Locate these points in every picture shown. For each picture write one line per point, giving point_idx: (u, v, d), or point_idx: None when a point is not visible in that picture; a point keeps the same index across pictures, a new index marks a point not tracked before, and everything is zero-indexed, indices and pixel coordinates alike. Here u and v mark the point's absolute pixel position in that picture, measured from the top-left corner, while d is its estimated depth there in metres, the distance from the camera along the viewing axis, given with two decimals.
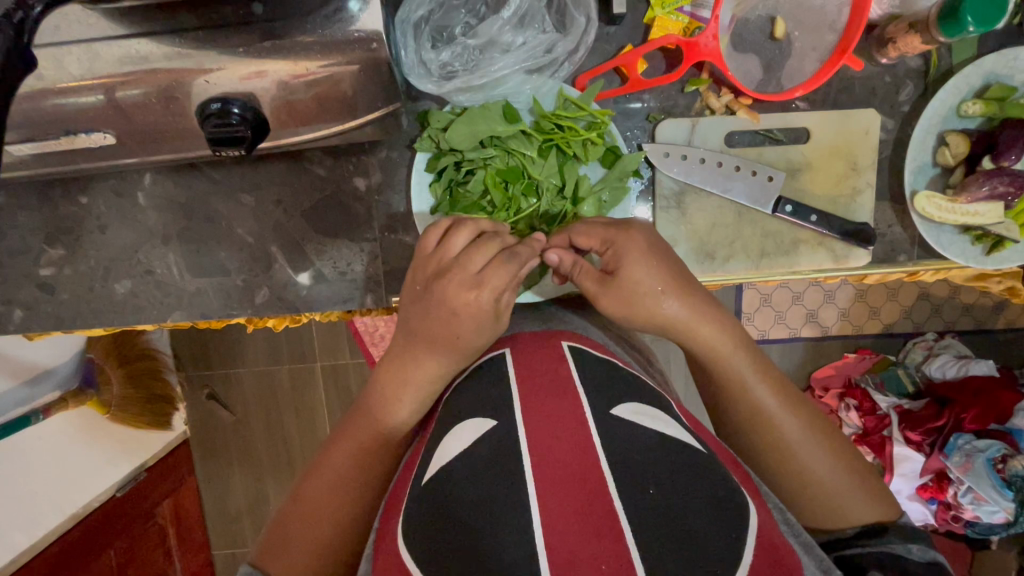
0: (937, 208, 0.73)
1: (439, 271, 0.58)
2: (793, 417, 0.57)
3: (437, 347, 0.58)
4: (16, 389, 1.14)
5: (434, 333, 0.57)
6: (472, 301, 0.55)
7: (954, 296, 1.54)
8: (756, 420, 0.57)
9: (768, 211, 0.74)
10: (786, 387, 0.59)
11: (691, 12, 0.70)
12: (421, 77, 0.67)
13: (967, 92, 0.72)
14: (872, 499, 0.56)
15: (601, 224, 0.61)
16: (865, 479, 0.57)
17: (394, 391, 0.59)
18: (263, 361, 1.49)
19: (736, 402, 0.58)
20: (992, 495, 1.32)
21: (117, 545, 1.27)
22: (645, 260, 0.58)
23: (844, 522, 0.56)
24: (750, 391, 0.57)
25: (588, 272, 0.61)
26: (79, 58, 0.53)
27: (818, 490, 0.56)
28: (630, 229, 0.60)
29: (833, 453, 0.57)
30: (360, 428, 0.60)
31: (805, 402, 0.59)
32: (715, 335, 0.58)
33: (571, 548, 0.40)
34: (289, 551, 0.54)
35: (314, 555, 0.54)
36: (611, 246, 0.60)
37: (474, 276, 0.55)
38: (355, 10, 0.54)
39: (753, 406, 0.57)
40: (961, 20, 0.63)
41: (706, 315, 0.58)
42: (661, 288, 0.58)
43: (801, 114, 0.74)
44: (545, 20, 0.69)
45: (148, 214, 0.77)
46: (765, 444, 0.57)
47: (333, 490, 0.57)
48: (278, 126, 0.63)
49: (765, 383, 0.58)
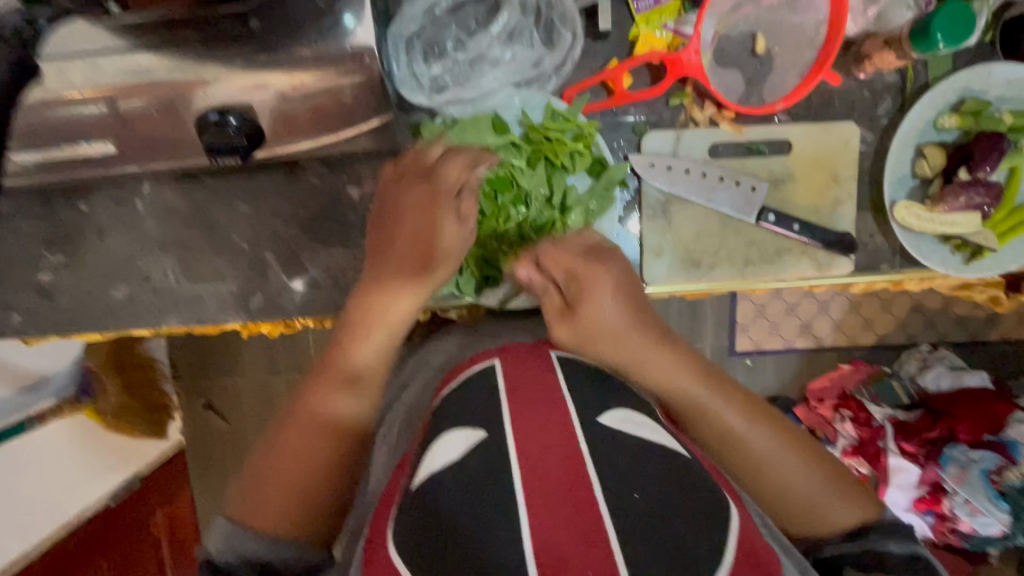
0: (917, 217, 0.75)
1: (398, 177, 0.66)
2: (763, 435, 0.59)
3: (409, 270, 0.63)
4: (14, 396, 1.16)
5: (405, 253, 0.63)
6: (433, 195, 0.63)
7: (946, 308, 1.56)
8: (744, 450, 0.59)
9: (752, 221, 0.76)
10: (757, 407, 0.61)
11: (674, 29, 0.73)
12: (412, 90, 0.70)
13: (943, 106, 0.75)
14: (853, 503, 0.60)
15: (572, 252, 0.64)
16: (842, 484, 0.60)
17: (365, 324, 0.63)
18: (260, 372, 1.50)
19: (704, 429, 0.61)
20: (987, 507, 1.34)
21: (110, 556, 1.25)
22: (605, 296, 0.61)
23: (828, 527, 0.59)
24: (718, 417, 0.59)
25: (552, 302, 0.64)
26: (82, 70, 0.55)
27: (799, 501, 0.59)
28: (598, 266, 0.63)
29: (807, 463, 0.59)
30: (320, 377, 0.63)
31: (775, 415, 0.61)
32: (670, 367, 0.60)
33: (559, 554, 0.42)
34: (261, 511, 0.57)
35: (292, 518, 0.57)
36: (576, 270, 0.63)
37: (433, 167, 0.65)
38: (350, 26, 0.56)
39: (725, 431, 0.59)
40: (933, 37, 0.65)
41: (659, 346, 0.61)
42: (620, 330, 0.61)
43: (783, 126, 0.76)
44: (534, 36, 0.71)
45: (147, 221, 0.79)
46: (747, 473, 0.60)
47: (302, 445, 0.59)
48: (275, 136, 0.65)
49: (731, 406, 0.60)
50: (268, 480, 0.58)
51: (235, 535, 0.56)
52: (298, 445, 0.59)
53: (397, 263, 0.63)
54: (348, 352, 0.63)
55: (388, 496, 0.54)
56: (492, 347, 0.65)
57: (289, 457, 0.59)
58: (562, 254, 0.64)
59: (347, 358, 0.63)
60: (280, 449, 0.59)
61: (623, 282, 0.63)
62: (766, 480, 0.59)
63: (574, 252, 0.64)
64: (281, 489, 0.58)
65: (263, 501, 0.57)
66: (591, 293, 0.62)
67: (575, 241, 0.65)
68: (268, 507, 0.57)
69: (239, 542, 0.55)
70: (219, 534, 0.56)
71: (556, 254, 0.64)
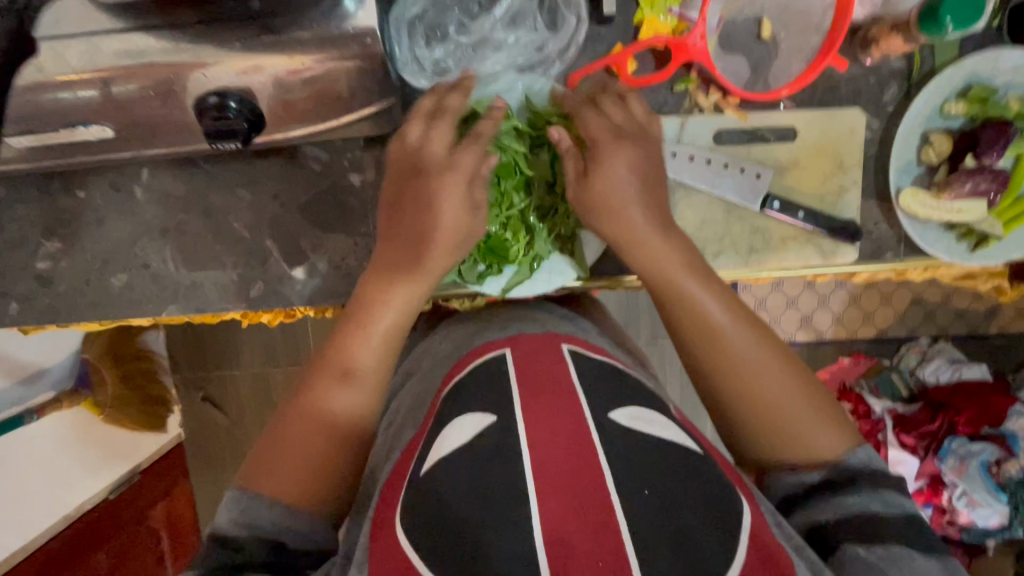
0: (923, 204, 0.74)
1: (406, 167, 0.64)
2: (742, 333, 0.59)
3: (415, 261, 0.63)
4: (11, 388, 1.15)
5: (411, 239, 0.64)
6: (451, 187, 0.62)
7: (946, 301, 1.56)
8: (722, 348, 0.59)
9: (757, 208, 0.76)
10: (746, 315, 0.61)
11: (679, 14, 0.72)
12: (415, 74, 0.70)
13: (950, 92, 0.74)
14: (835, 431, 0.57)
15: (607, 122, 0.65)
16: (823, 406, 0.58)
17: (372, 317, 0.63)
18: (259, 363, 1.50)
19: (688, 322, 0.61)
20: (985, 498, 1.36)
21: (108, 548, 1.25)
22: (621, 166, 0.63)
23: (807, 453, 0.56)
24: (699, 307, 0.60)
25: (573, 162, 0.65)
26: (79, 51, 0.54)
27: (773, 411, 0.57)
28: (621, 140, 0.64)
29: (787, 372, 0.58)
30: (318, 379, 0.62)
31: (765, 327, 0.61)
32: (661, 249, 0.62)
33: (571, 546, 0.42)
34: (268, 480, 0.57)
35: (300, 481, 0.57)
36: (598, 139, 0.64)
37: (447, 159, 0.63)
38: (351, 9, 0.55)
39: (704, 324, 0.60)
40: (941, 20, 0.64)
41: (657, 228, 0.63)
42: (629, 197, 0.63)
43: (789, 113, 0.76)
44: (538, 19, 0.70)
45: (146, 208, 0.78)
46: (724, 373, 0.59)
47: (301, 435, 0.59)
48: (275, 121, 0.64)
49: (715, 300, 0.61)
50: (278, 458, 0.58)
51: (246, 496, 0.55)
52: (303, 424, 0.59)
53: (404, 249, 0.64)
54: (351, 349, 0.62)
55: (389, 490, 0.52)
56: (502, 338, 0.64)
57: (296, 438, 0.59)
58: (594, 120, 0.65)
59: (348, 358, 0.62)
60: (288, 434, 0.59)
61: (639, 165, 0.64)
62: (743, 380, 0.58)
63: (608, 124, 0.65)
64: (291, 465, 0.57)
65: (276, 474, 0.57)
66: (607, 157, 0.63)
67: (614, 112, 0.66)
68: (280, 476, 0.57)
69: (246, 509, 0.54)
70: (229, 498, 0.56)
71: (592, 116, 0.65)
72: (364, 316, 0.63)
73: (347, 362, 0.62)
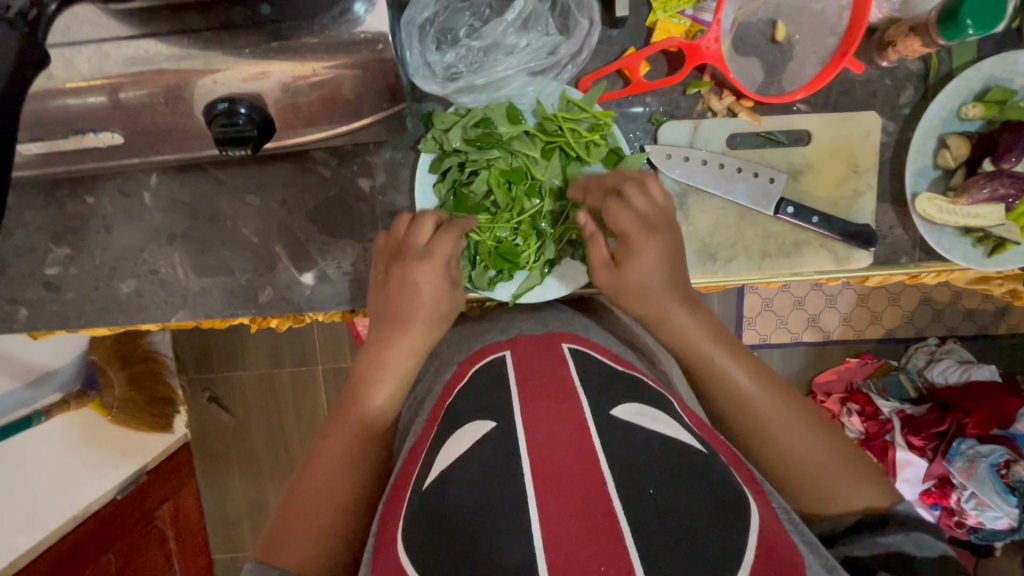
0: (939, 209, 0.73)
1: (393, 254, 0.66)
2: (771, 400, 0.59)
3: (409, 333, 0.64)
4: (18, 391, 1.14)
5: (398, 309, 0.64)
6: (430, 274, 0.64)
7: (956, 301, 1.55)
8: (747, 410, 0.60)
9: (770, 213, 0.75)
10: (767, 374, 0.62)
11: (693, 16, 0.71)
12: (425, 78, 0.68)
13: (968, 95, 0.73)
14: (867, 485, 0.57)
15: (635, 212, 0.63)
16: (855, 464, 0.58)
17: (375, 378, 0.63)
18: (265, 366, 1.49)
19: (718, 389, 0.62)
20: (996, 501, 1.31)
21: (116, 549, 1.26)
22: (649, 260, 0.62)
23: (841, 507, 0.56)
24: (728, 375, 0.61)
25: (600, 248, 0.65)
26: (88, 58, 0.54)
27: (806, 473, 0.57)
28: (654, 234, 0.62)
29: (818, 436, 0.58)
30: (332, 442, 0.61)
31: (785, 386, 0.61)
32: (689, 324, 0.62)
33: (569, 549, 0.40)
34: (286, 550, 0.54)
35: (321, 551, 0.55)
36: (630, 236, 0.62)
37: (424, 249, 0.65)
38: (361, 13, 0.54)
39: (734, 391, 0.60)
40: (961, 24, 0.63)
41: (684, 302, 0.63)
42: (655, 284, 0.62)
43: (802, 116, 0.75)
44: (550, 23, 0.70)
45: (154, 213, 0.77)
46: (752, 432, 0.60)
47: (316, 498, 0.57)
48: (284, 126, 0.63)
49: (744, 370, 0.61)
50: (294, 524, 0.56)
51: (264, 574, 0.52)
52: (319, 493, 0.58)
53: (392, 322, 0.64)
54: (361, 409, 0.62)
55: (395, 494, 0.52)
56: (502, 340, 0.64)
57: (311, 498, 0.57)
58: (624, 212, 0.63)
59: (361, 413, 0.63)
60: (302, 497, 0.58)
61: (669, 257, 0.63)
62: (772, 440, 0.58)
63: (638, 214, 0.63)
64: (310, 535, 0.55)
65: (293, 542, 0.55)
66: (641, 250, 0.62)
67: (641, 201, 0.63)
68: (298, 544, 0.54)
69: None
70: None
71: (618, 210, 0.63)
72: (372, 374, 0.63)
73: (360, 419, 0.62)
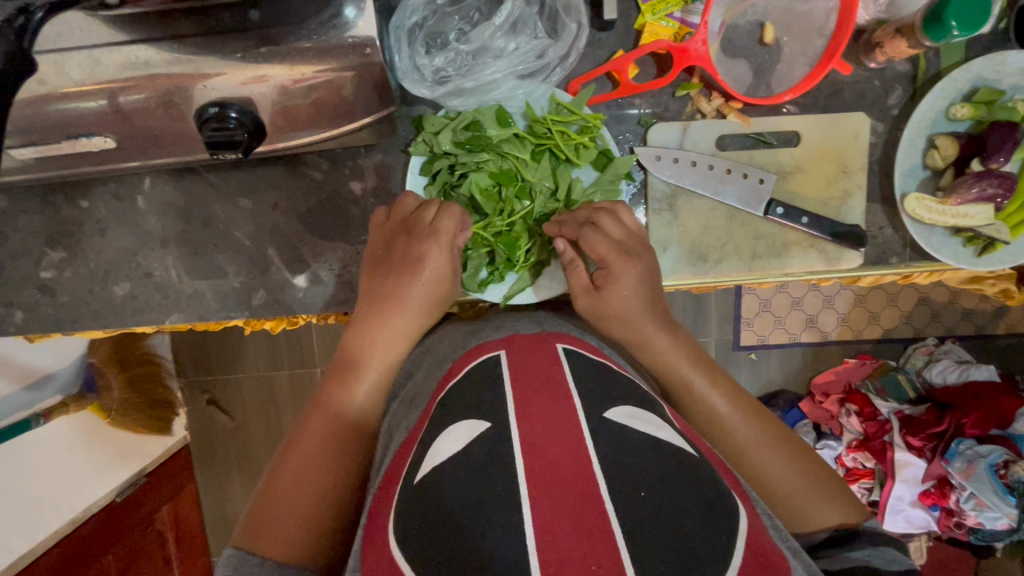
0: (928, 209, 0.73)
1: (396, 230, 0.68)
2: (747, 424, 0.60)
3: (397, 314, 0.65)
4: (17, 393, 1.15)
5: (387, 293, 0.65)
6: (434, 251, 0.65)
7: (953, 301, 1.54)
8: (724, 432, 0.60)
9: (760, 214, 0.75)
10: (743, 396, 0.62)
11: (681, 18, 0.72)
12: (415, 82, 0.68)
13: (956, 95, 0.74)
14: (839, 503, 0.58)
15: (611, 241, 0.65)
16: (827, 483, 0.59)
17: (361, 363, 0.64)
18: (263, 368, 1.50)
19: (695, 413, 0.62)
20: (993, 501, 1.29)
21: (116, 551, 1.27)
22: (626, 289, 0.64)
23: (815, 526, 0.57)
24: (703, 398, 0.61)
25: (580, 273, 0.66)
26: (80, 64, 0.54)
27: (781, 493, 0.58)
28: (632, 260, 0.65)
29: (792, 457, 0.59)
30: (323, 419, 0.61)
31: (761, 407, 0.62)
32: (667, 348, 0.63)
33: (561, 547, 0.40)
34: (267, 536, 0.54)
35: (303, 541, 0.54)
36: (607, 260, 0.64)
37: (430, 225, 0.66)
38: (351, 17, 0.55)
39: (711, 415, 0.61)
40: (945, 24, 0.64)
41: (662, 326, 0.64)
42: (632, 309, 0.64)
43: (792, 118, 0.75)
44: (537, 26, 0.70)
45: (148, 217, 0.78)
46: (730, 452, 0.60)
47: (298, 484, 0.57)
48: (275, 131, 0.64)
49: (720, 394, 0.61)
50: (276, 509, 0.55)
51: (242, 562, 0.52)
52: (303, 479, 0.57)
53: (382, 304, 0.65)
54: (347, 394, 0.63)
55: (385, 489, 0.52)
56: (498, 339, 0.64)
57: (296, 483, 0.57)
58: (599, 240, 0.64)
59: (346, 399, 0.63)
60: (286, 481, 0.57)
61: (648, 279, 0.65)
62: (750, 460, 0.59)
63: (615, 242, 0.65)
64: (291, 519, 0.55)
65: (274, 528, 0.54)
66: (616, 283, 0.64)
67: (615, 229, 0.66)
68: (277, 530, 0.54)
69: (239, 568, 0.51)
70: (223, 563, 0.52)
71: (595, 239, 0.64)
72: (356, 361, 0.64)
73: (343, 405, 0.62)
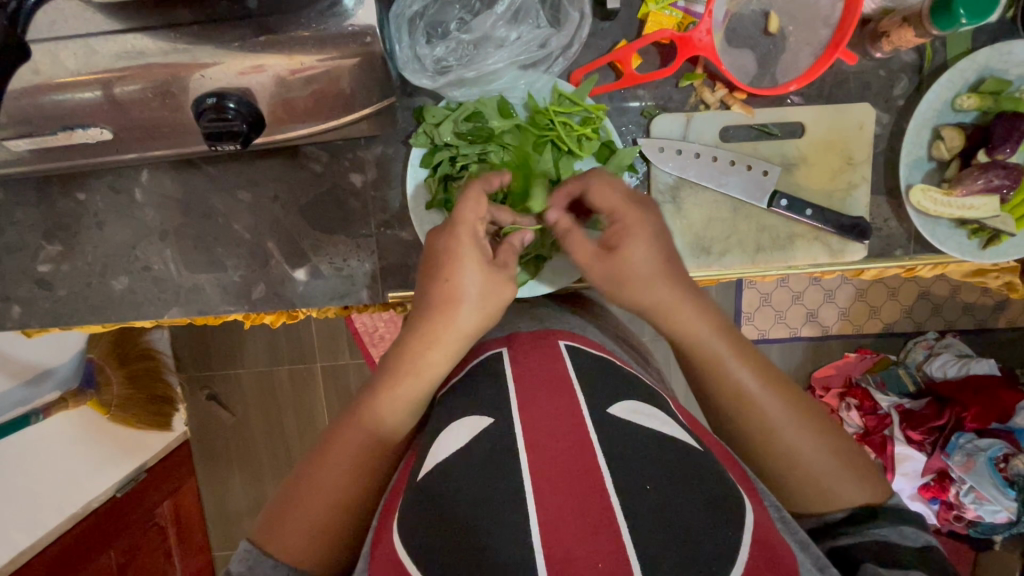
0: (933, 201, 0.73)
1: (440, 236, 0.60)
2: (777, 402, 0.57)
3: (450, 333, 0.58)
4: (15, 389, 1.14)
5: (436, 311, 0.58)
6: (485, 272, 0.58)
7: (954, 294, 1.54)
8: (749, 414, 0.57)
9: (763, 206, 0.75)
10: (769, 372, 0.59)
11: (685, 8, 0.71)
12: (415, 72, 0.68)
13: (962, 86, 0.73)
14: (864, 482, 0.56)
15: (619, 190, 0.61)
16: (853, 460, 0.57)
17: (401, 378, 0.58)
18: (262, 360, 1.49)
19: (720, 387, 0.58)
20: (993, 494, 1.30)
21: (116, 546, 1.26)
22: (643, 241, 0.59)
23: (835, 505, 0.56)
24: (728, 372, 0.58)
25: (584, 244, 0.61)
26: (75, 53, 0.53)
27: (808, 472, 0.56)
28: (643, 208, 0.61)
29: (820, 434, 0.57)
30: (356, 429, 0.57)
31: (785, 383, 0.59)
32: (694, 320, 0.59)
33: (565, 546, 0.40)
34: (281, 542, 0.54)
35: (315, 548, 0.54)
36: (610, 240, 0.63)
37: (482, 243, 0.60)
38: (350, 7, 0.54)
39: (735, 392, 0.57)
40: (954, 13, 0.63)
41: (687, 296, 0.59)
42: (650, 277, 0.59)
43: (797, 109, 0.75)
44: (540, 15, 0.69)
45: (145, 210, 0.77)
46: (754, 433, 0.57)
47: (315, 494, 0.55)
48: (275, 122, 0.63)
49: (747, 367, 0.58)
50: (290, 516, 0.55)
51: (257, 561, 0.53)
52: (324, 486, 0.56)
53: (428, 321, 0.58)
54: (379, 406, 0.58)
55: (390, 502, 0.51)
56: (501, 336, 0.65)
57: (311, 491, 0.55)
58: (607, 193, 0.61)
59: (377, 414, 0.58)
60: (304, 489, 0.56)
61: None
62: (776, 444, 0.56)
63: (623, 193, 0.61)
64: (305, 526, 0.54)
65: (289, 535, 0.54)
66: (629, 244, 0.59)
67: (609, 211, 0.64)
68: (288, 540, 0.54)
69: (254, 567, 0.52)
70: (239, 557, 0.53)
71: (604, 188, 0.61)
72: (397, 374, 0.58)
73: (375, 421, 0.58)
